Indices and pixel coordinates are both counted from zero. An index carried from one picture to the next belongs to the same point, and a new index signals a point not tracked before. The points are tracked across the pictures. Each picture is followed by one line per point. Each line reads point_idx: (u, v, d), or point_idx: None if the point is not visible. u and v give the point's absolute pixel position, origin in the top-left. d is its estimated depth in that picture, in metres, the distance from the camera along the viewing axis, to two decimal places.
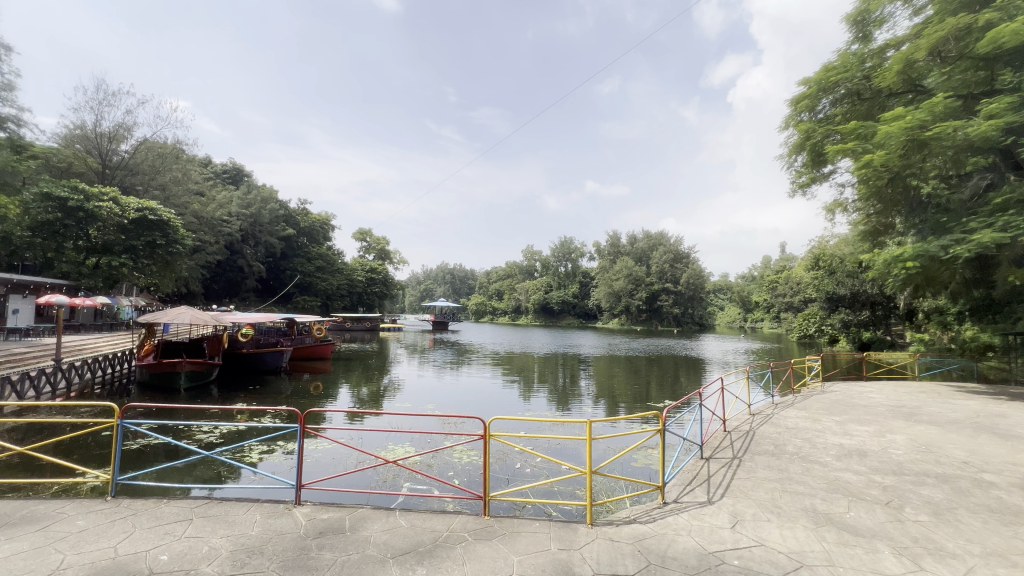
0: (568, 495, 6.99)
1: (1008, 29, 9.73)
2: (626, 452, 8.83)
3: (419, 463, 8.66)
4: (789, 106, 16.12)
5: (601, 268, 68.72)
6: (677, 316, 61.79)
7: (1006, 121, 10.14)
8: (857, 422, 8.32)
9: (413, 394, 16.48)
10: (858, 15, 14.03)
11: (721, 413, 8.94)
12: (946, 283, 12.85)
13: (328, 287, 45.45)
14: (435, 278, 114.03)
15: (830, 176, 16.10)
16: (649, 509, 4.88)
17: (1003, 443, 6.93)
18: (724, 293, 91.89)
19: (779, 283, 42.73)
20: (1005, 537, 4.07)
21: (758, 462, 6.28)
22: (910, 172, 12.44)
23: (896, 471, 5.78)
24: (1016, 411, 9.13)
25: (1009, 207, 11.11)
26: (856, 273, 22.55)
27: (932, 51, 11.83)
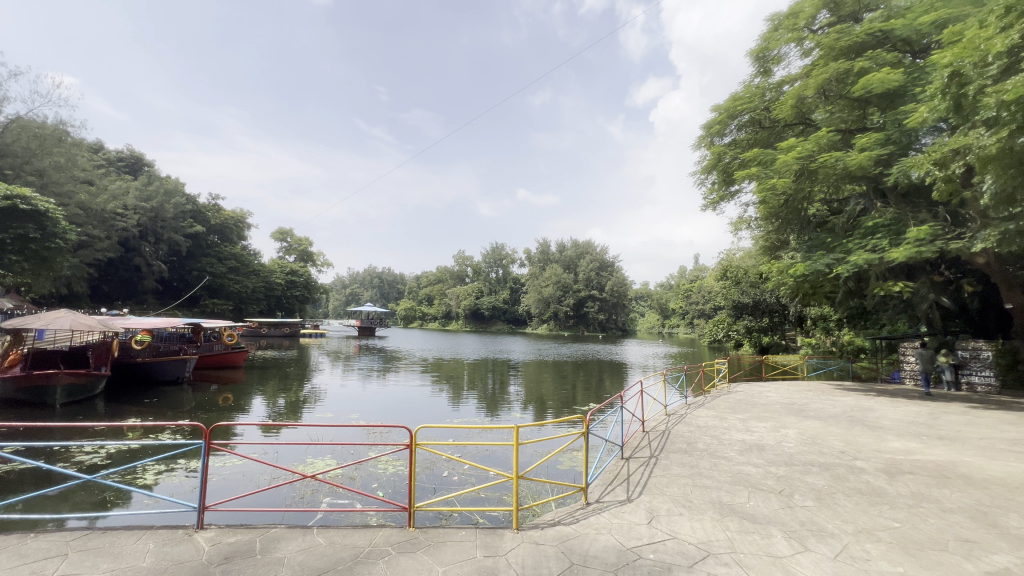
0: (496, 501, 7.02)
1: (876, 78, 11.36)
2: (552, 455, 9.07)
3: (340, 476, 8.28)
4: (703, 129, 17.58)
5: (531, 275, 70.10)
6: (602, 322, 64.53)
7: (876, 154, 11.83)
8: (756, 419, 9.18)
9: (335, 403, 15.69)
10: (759, 52, 15.66)
11: (640, 415, 9.45)
12: (829, 291, 14.04)
13: (242, 290, 42.19)
14: (362, 282, 109.89)
15: (736, 195, 17.76)
16: (572, 510, 5.04)
17: (871, 433, 7.98)
18: (645, 300, 97.69)
19: (692, 292, 46.09)
20: (871, 516, 4.69)
21: (672, 459, 6.72)
22: (801, 197, 14.03)
23: (788, 462, 6.45)
24: (882, 406, 10.55)
25: (878, 230, 12.93)
26: (758, 283, 24.97)
27: (817, 90, 13.47)
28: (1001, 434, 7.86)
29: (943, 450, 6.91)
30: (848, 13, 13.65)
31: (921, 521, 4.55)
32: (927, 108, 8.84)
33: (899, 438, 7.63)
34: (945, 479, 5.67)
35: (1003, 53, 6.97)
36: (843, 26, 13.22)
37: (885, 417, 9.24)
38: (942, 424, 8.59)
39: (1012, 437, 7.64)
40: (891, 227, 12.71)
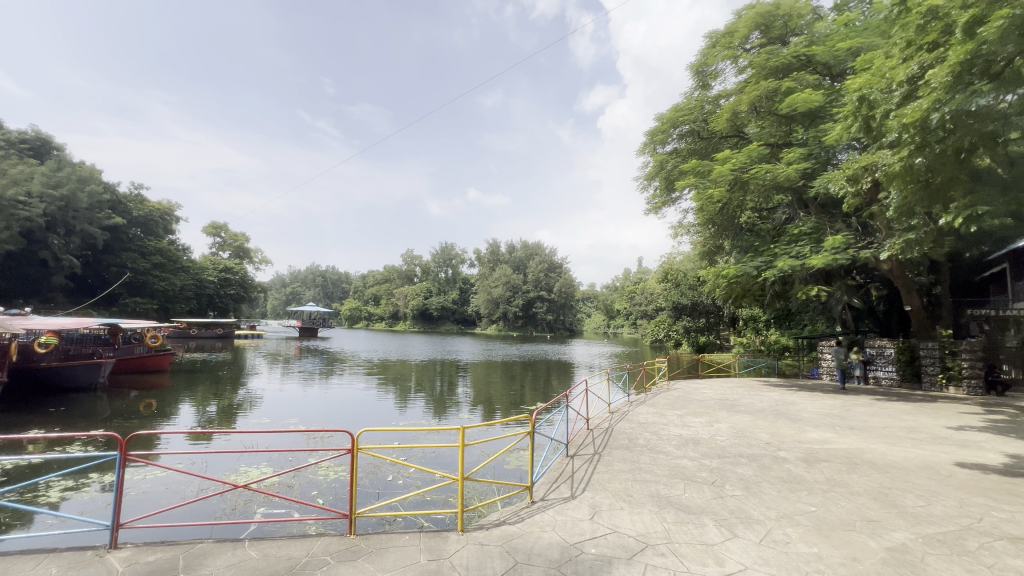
0: (442, 503, 6.94)
1: (800, 97, 12.32)
2: (498, 455, 9.10)
3: (277, 485, 7.87)
4: (647, 136, 18.33)
5: (481, 276, 70.03)
6: (550, 322, 65.55)
7: (800, 167, 12.85)
8: (693, 414, 9.68)
9: (273, 408, 14.90)
10: (699, 66, 16.55)
11: (585, 413, 9.69)
12: (757, 292, 15.05)
13: (169, 288, 39.12)
14: (304, 281, 105.08)
15: (677, 201, 18.67)
16: (517, 509, 5.07)
17: (793, 425, 8.65)
18: (591, 301, 100.37)
19: (635, 293, 47.87)
20: (791, 501, 5.07)
21: (614, 455, 6.95)
22: (734, 205, 14.95)
23: (720, 454, 6.85)
24: (803, 399, 11.45)
25: (802, 238, 14.05)
26: (696, 285, 26.38)
27: (749, 106, 14.41)
28: (901, 423, 8.78)
29: (853, 439, 7.61)
30: (777, 35, 14.71)
31: (833, 504, 4.99)
32: (844, 128, 9.67)
33: (816, 429, 8.31)
34: (854, 465, 6.24)
35: (905, 82, 7.79)
36: (772, 48, 14.25)
37: (805, 410, 10.04)
38: (853, 415, 9.45)
39: (909, 425, 8.54)
40: (811, 236, 13.86)
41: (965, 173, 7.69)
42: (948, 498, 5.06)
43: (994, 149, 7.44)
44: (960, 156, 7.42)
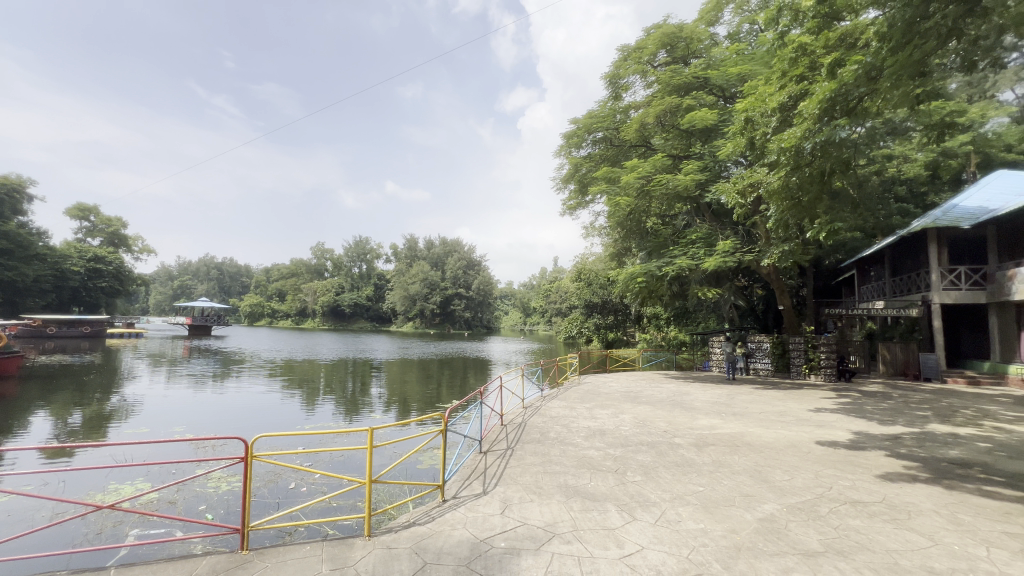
0: (349, 508, 6.64)
1: (699, 115, 13.54)
2: (410, 455, 8.92)
3: (155, 502, 7.00)
4: (564, 139, 18.99)
5: (397, 272, 68.06)
6: (467, 319, 65.48)
7: (696, 178, 14.14)
8: (600, 407, 10.23)
9: (154, 415, 13.26)
10: (612, 78, 17.50)
11: (499, 409, 9.81)
12: (660, 292, 16.28)
13: (18, 279, 33.16)
14: (195, 273, 94.59)
15: (590, 203, 19.61)
16: (428, 509, 4.99)
17: (687, 413, 9.47)
18: (509, 299, 101.99)
19: (550, 292, 49.49)
20: (683, 483, 5.54)
21: (526, 449, 7.11)
22: (641, 210, 16.01)
23: (623, 443, 7.30)
24: (696, 390, 12.60)
25: (698, 242, 15.43)
26: (606, 285, 27.91)
27: (656, 119, 15.51)
28: (773, 408, 10.02)
29: (735, 424, 8.52)
30: (680, 55, 15.95)
31: (717, 483, 5.53)
32: (733, 145, 10.78)
33: (706, 416, 9.18)
34: (735, 447, 7.00)
35: (780, 109, 8.85)
36: (675, 67, 15.44)
37: (697, 399, 11.07)
38: (735, 402, 10.61)
39: (780, 409, 9.78)
40: (705, 241, 15.36)
41: (825, 193, 8.90)
42: (807, 471, 5.86)
43: (847, 174, 8.71)
44: (823, 179, 8.58)
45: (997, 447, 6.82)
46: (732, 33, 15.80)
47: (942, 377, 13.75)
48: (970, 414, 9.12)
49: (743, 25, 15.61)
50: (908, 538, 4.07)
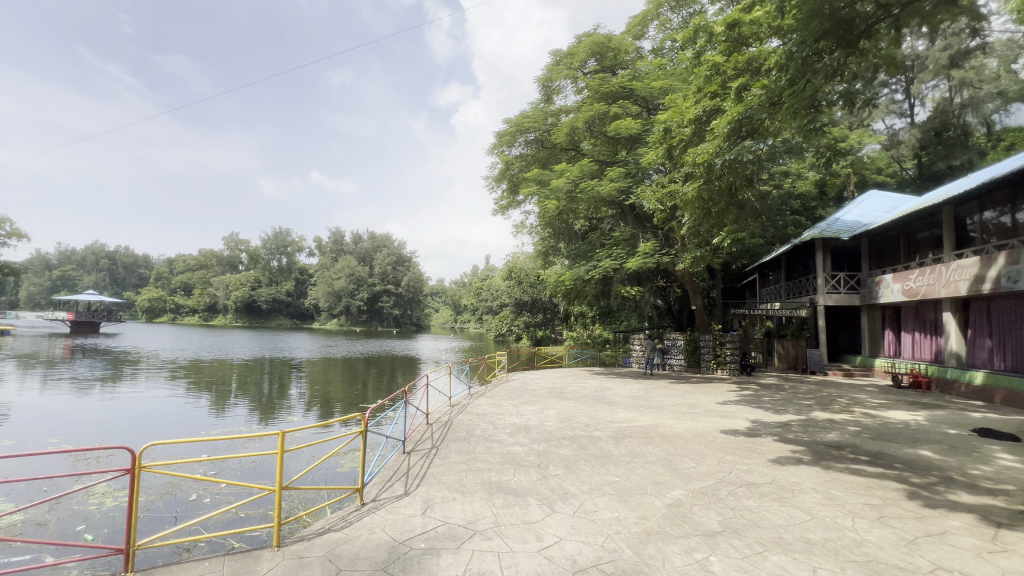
0: (258, 518, 6.19)
1: (624, 123, 14.22)
2: (329, 459, 8.50)
3: (18, 525, 6.07)
4: (496, 138, 18.99)
5: (321, 266, 64.61)
6: (396, 317, 63.77)
7: (619, 185, 14.94)
8: (526, 403, 10.42)
9: (25, 425, 11.53)
10: (544, 81, 17.87)
11: (425, 407, 9.65)
12: (586, 292, 16.90)
13: None
14: (80, 262, 83.29)
15: (522, 203, 19.88)
16: (345, 514, 4.79)
17: (607, 407, 9.91)
18: (440, 297, 100.50)
19: (481, 290, 49.47)
20: (601, 475, 5.80)
21: (451, 448, 7.06)
22: (570, 211, 16.52)
23: (547, 438, 7.50)
24: (617, 385, 13.25)
25: (621, 244, 16.23)
26: (536, 283, 28.49)
27: (585, 124, 16.03)
28: (685, 400, 10.80)
29: (651, 416, 9.07)
30: (608, 65, 16.61)
31: (632, 473, 5.85)
32: (654, 154, 11.44)
33: (624, 410, 9.68)
34: (649, 438, 7.44)
35: (695, 123, 9.50)
36: (604, 76, 16.03)
37: (617, 394, 11.64)
38: (652, 396, 11.28)
39: (690, 402, 10.55)
40: (627, 244, 16.17)
41: (733, 205, 9.68)
42: (711, 458, 6.37)
43: (751, 188, 9.52)
44: (731, 192, 9.33)
45: (864, 430, 7.86)
46: (656, 49, 16.74)
47: (824, 369, 15.57)
48: (845, 402, 10.42)
49: (666, 42, 16.57)
50: (790, 514, 4.57)
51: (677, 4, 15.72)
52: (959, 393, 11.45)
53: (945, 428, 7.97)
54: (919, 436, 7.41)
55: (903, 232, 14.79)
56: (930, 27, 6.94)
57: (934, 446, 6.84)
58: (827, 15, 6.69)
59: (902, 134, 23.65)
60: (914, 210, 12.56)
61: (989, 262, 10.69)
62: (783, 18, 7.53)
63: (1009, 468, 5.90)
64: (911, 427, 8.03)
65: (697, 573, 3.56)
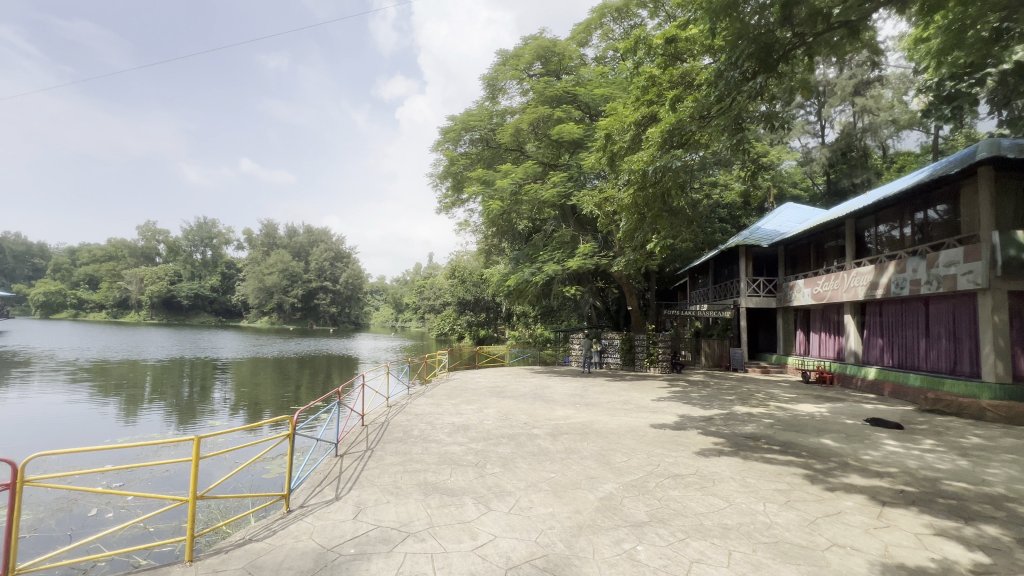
0: (170, 532, 5.70)
1: (567, 128, 14.55)
2: (255, 465, 8.01)
3: None
4: (441, 134, 18.72)
5: (251, 260, 60.70)
6: (333, 315, 61.19)
7: (561, 188, 15.29)
8: (466, 402, 10.37)
9: None
10: (490, 80, 17.91)
11: (361, 408, 9.33)
12: (529, 292, 17.11)
13: None
14: None
15: (466, 202, 19.77)
16: (268, 523, 4.52)
17: (546, 405, 10.10)
18: (381, 295, 97.62)
19: (422, 288, 48.58)
20: (538, 471, 5.89)
21: (387, 449, 6.88)
22: (513, 211, 16.66)
23: (486, 437, 7.51)
24: (557, 383, 13.53)
25: (562, 246, 16.60)
26: (479, 283, 28.49)
27: (529, 126, 16.23)
28: (619, 397, 11.21)
29: (587, 413, 9.34)
30: (553, 69, 16.96)
31: (567, 469, 5.99)
32: (595, 159, 11.80)
33: (562, 407, 9.90)
34: (585, 434, 7.66)
35: (634, 131, 9.91)
36: (549, 79, 16.33)
37: (556, 392, 11.89)
38: (589, 394, 11.61)
39: (624, 399, 10.98)
40: (568, 246, 16.54)
41: (665, 211, 10.16)
42: (641, 452, 6.66)
43: (682, 195, 10.05)
44: (663, 200, 9.80)
45: (776, 422, 8.56)
46: (599, 57, 17.25)
47: (744, 366, 16.80)
48: (761, 397, 11.29)
49: (609, 51, 17.15)
50: (711, 502, 4.88)
51: (619, 15, 16.30)
52: (856, 387, 12.76)
53: (843, 418, 8.87)
54: (822, 426, 8.19)
55: (813, 242, 16.25)
56: (837, 56, 7.69)
57: (834, 435, 7.58)
58: (752, 39, 7.23)
59: (814, 152, 25.96)
60: (823, 221, 13.83)
61: (882, 270, 12.03)
62: (715, 37, 8.02)
63: (893, 452, 6.66)
64: (816, 418, 8.85)
65: (624, 562, 3.71)
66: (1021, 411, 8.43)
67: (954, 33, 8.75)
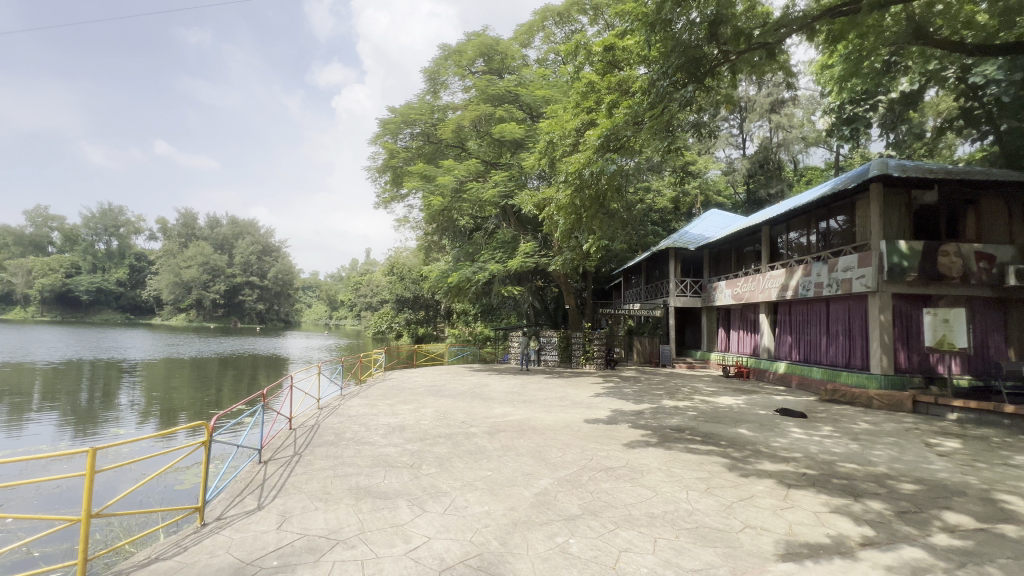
0: (61, 555, 5.09)
1: (509, 127, 14.63)
2: (165, 476, 7.35)
3: None
4: (380, 126, 18.12)
5: (166, 252, 55.51)
6: (260, 312, 57.46)
7: (503, 188, 15.36)
8: (402, 402, 10.12)
9: None
10: (432, 74, 17.60)
11: (288, 411, 8.81)
12: (469, 290, 17.05)
13: None
14: None
15: (405, 197, 19.29)
16: (179, 539, 4.15)
17: (484, 404, 10.11)
18: (313, 291, 93.04)
19: (358, 285, 46.81)
20: (474, 470, 5.88)
21: (317, 454, 6.56)
22: (454, 208, 16.53)
23: (422, 437, 7.38)
24: (496, 381, 13.59)
25: (503, 246, 16.72)
26: (418, 280, 28.00)
27: (471, 123, 16.13)
28: (556, 394, 11.45)
29: (524, 410, 9.46)
30: (495, 67, 17.00)
31: (503, 466, 6.04)
32: (536, 159, 11.96)
33: (500, 405, 9.94)
34: (522, 431, 7.76)
35: (574, 135, 10.16)
36: (491, 77, 16.35)
37: (494, 390, 11.94)
38: (527, 391, 11.75)
39: (561, 395, 11.22)
40: (509, 246, 16.65)
41: (601, 213, 10.50)
42: (576, 447, 6.84)
43: (618, 199, 10.43)
44: (599, 202, 10.13)
45: (699, 414, 9.14)
46: (540, 59, 17.49)
47: (673, 363, 17.78)
48: (687, 391, 12.00)
49: (550, 54, 17.44)
50: (639, 492, 5.11)
51: (561, 19, 16.62)
52: (769, 380, 13.92)
53: (757, 409, 9.64)
54: (739, 417, 8.86)
55: (734, 246, 17.49)
56: (757, 75, 8.34)
57: (749, 425, 8.21)
58: (681, 52, 7.63)
59: (736, 163, 28.00)
60: (743, 227, 14.92)
61: (792, 273, 13.21)
62: (649, 48, 8.40)
63: (798, 439, 7.35)
64: (735, 410, 9.55)
65: (557, 556, 3.79)
66: (900, 399, 9.62)
67: (853, 62, 9.80)
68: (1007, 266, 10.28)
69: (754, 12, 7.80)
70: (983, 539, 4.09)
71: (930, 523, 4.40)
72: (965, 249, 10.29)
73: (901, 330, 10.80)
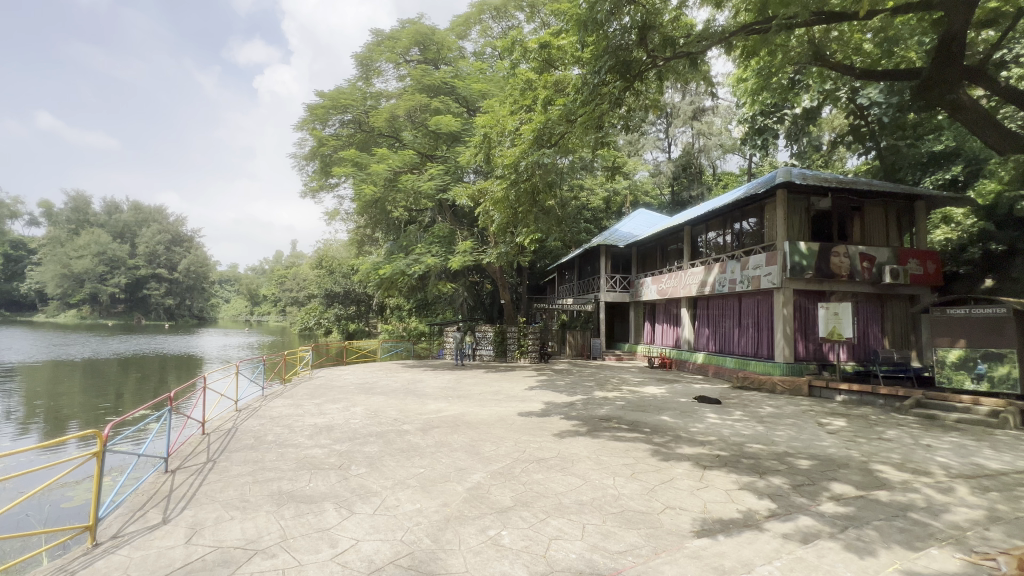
0: None
1: (444, 120, 14.42)
2: (49, 493, 6.50)
3: None
4: (307, 111, 17.14)
5: (51, 240, 48.86)
6: (169, 308, 52.36)
7: (438, 180, 15.13)
8: (331, 402, 9.68)
9: None
10: (364, 60, 16.92)
11: (200, 415, 8.08)
12: (403, 284, 16.65)
13: None
14: None
15: (335, 187, 18.41)
16: (64, 563, 3.69)
17: (417, 400, 9.93)
18: (231, 285, 86.36)
19: (283, 279, 44.13)
20: (406, 468, 5.77)
21: (234, 459, 6.11)
22: (387, 200, 16.03)
23: (351, 437, 7.11)
24: (430, 377, 13.40)
25: (438, 239, 16.48)
26: (349, 274, 26.90)
27: (405, 113, 15.70)
28: (491, 389, 11.51)
29: (459, 405, 9.40)
30: (431, 57, 16.72)
31: (436, 462, 5.97)
32: (472, 152, 11.91)
33: (434, 401, 9.81)
34: (455, 427, 7.72)
35: (511, 130, 10.23)
36: (426, 67, 16.03)
37: (428, 385, 11.77)
38: (461, 386, 11.71)
39: (496, 389, 11.29)
40: (445, 240, 16.45)
41: (536, 208, 10.66)
42: (509, 440, 6.92)
43: (552, 195, 10.64)
44: (534, 197, 10.28)
45: (627, 404, 9.58)
46: (477, 52, 17.38)
47: (603, 355, 18.49)
48: (615, 382, 12.55)
49: (486, 48, 17.34)
50: (569, 481, 5.27)
51: (498, 14, 16.62)
52: (689, 370, 14.89)
53: (678, 397, 10.30)
54: (662, 406, 9.40)
55: (660, 244, 18.45)
56: (681, 83, 8.85)
57: (671, 413, 8.75)
58: (613, 52, 7.89)
59: (662, 166, 29.60)
60: (668, 225, 15.76)
61: (711, 269, 14.18)
62: (582, 50, 8.63)
63: (713, 424, 7.94)
64: (659, 399, 10.13)
65: (489, 548, 3.82)
66: (798, 384, 10.76)
67: (763, 77, 10.70)
68: (885, 266, 11.74)
69: (679, 23, 8.34)
70: (862, 504, 4.67)
71: (821, 494, 4.95)
72: (852, 250, 11.62)
73: (800, 323, 12.01)
